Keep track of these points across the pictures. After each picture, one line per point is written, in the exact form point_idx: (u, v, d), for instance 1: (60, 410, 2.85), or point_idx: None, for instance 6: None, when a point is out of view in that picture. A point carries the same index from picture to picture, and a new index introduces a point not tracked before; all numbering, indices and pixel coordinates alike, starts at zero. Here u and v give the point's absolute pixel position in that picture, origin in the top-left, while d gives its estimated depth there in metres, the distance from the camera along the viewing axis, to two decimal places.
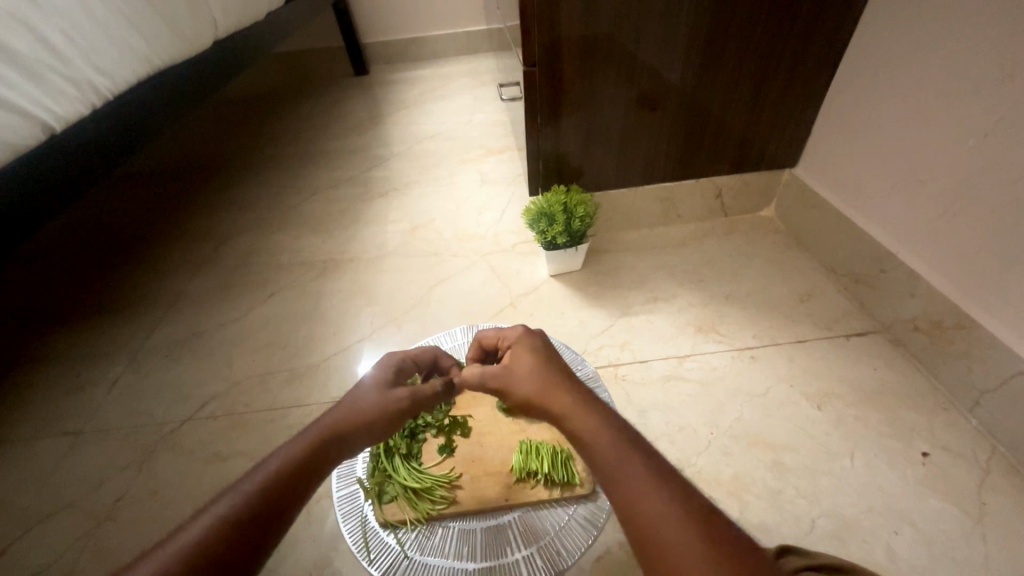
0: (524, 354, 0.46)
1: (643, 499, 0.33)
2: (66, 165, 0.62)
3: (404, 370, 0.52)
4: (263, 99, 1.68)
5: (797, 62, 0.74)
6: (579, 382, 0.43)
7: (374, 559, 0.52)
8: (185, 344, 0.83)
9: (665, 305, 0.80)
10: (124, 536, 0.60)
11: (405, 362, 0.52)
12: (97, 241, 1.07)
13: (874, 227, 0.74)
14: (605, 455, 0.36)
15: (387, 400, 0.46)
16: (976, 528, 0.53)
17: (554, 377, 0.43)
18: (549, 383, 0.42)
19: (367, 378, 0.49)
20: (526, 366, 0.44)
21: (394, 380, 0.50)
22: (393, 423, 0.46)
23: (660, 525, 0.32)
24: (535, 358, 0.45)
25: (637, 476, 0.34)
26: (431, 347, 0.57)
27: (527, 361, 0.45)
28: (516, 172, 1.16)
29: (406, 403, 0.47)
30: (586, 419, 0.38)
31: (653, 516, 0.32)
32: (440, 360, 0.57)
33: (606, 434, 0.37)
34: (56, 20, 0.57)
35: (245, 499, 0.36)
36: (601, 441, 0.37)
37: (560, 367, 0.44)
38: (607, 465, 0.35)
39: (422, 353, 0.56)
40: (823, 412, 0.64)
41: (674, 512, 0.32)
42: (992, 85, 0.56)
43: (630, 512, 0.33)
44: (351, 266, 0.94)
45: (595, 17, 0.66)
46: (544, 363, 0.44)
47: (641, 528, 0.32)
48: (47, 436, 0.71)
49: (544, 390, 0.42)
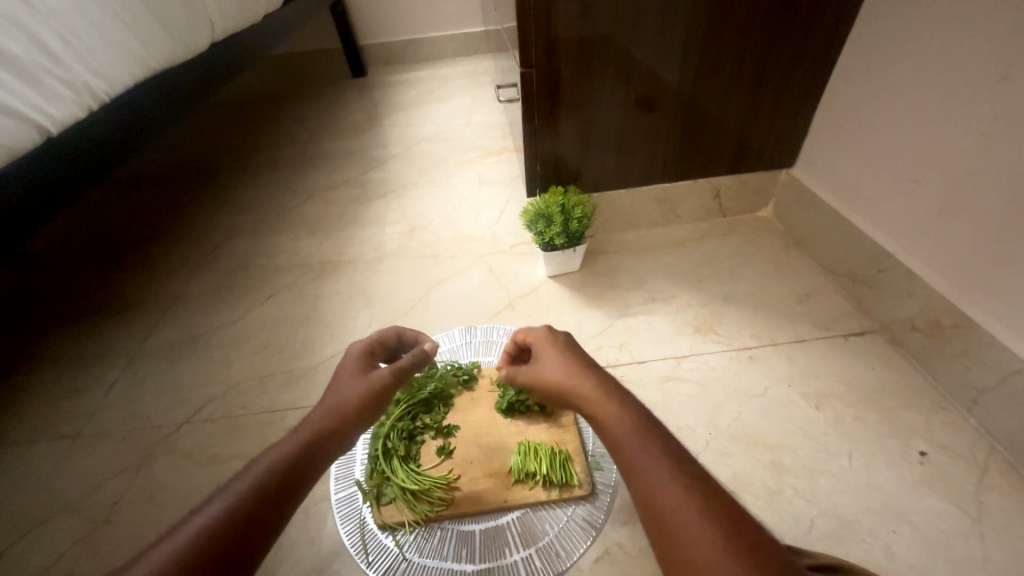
0: (550, 346, 0.48)
1: (658, 484, 0.34)
2: (62, 167, 0.62)
3: (371, 355, 0.54)
4: (262, 101, 1.68)
5: (793, 63, 0.74)
6: (601, 372, 0.44)
7: (372, 560, 0.53)
8: (183, 346, 0.83)
9: (664, 305, 0.80)
10: (121, 539, 0.60)
11: (369, 349, 0.54)
12: (95, 244, 1.07)
13: (871, 227, 0.74)
14: (623, 441, 0.37)
15: (367, 384, 0.49)
16: (975, 528, 0.53)
17: (578, 367, 0.44)
18: (573, 372, 0.43)
19: (340, 371, 0.51)
20: (552, 358, 0.46)
21: (365, 365, 0.52)
22: (377, 404, 0.49)
23: (673, 512, 0.32)
24: (562, 350, 0.46)
25: (653, 463, 0.35)
26: (392, 325, 0.59)
27: (553, 354, 0.46)
28: (514, 172, 1.16)
29: (387, 383, 0.50)
30: (606, 406, 0.39)
31: (666, 502, 0.33)
32: (404, 336, 0.59)
33: (626, 422, 0.38)
34: (52, 22, 0.57)
35: (239, 496, 0.37)
36: (621, 428, 0.38)
37: (583, 358, 0.45)
38: (624, 451, 0.36)
39: (385, 334, 0.57)
40: (821, 412, 0.64)
41: (687, 499, 0.32)
42: (988, 84, 0.56)
43: (645, 497, 0.34)
44: (349, 267, 0.94)
45: (593, 18, 0.66)
46: (569, 355, 0.46)
47: (654, 513, 0.33)
48: (43, 439, 0.71)
49: (567, 379, 0.43)
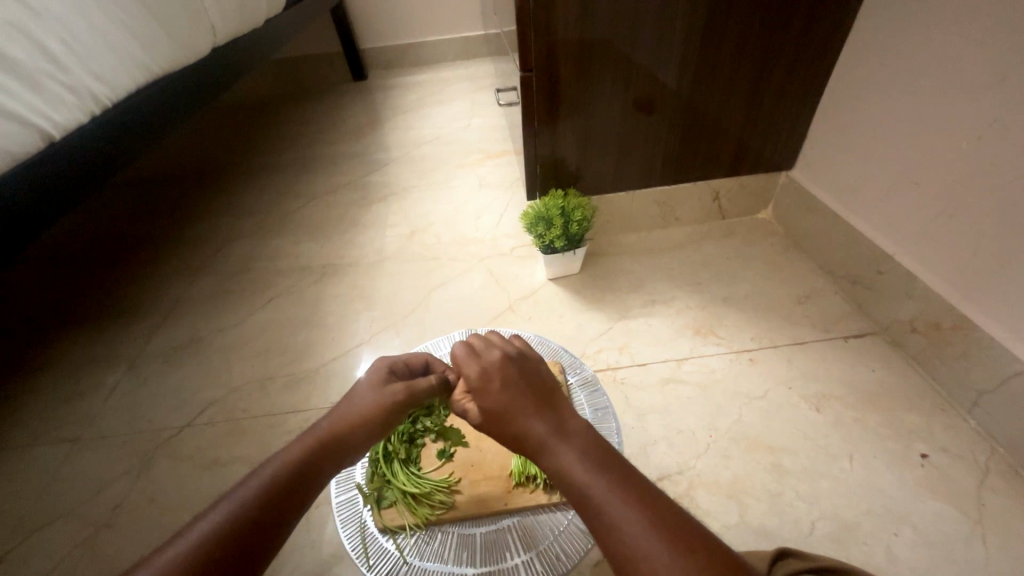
0: (492, 387, 0.44)
1: (618, 525, 0.34)
2: (65, 169, 0.62)
3: (393, 372, 0.52)
4: (263, 105, 1.69)
5: (791, 65, 0.74)
6: (554, 407, 0.43)
7: (373, 564, 0.52)
8: (184, 349, 0.83)
9: (664, 307, 0.80)
10: (120, 543, 0.60)
11: (399, 361, 0.53)
12: (96, 247, 1.08)
13: (871, 230, 0.74)
14: (582, 488, 0.36)
15: (383, 397, 0.47)
16: (977, 531, 0.53)
17: (525, 409, 0.42)
18: (522, 420, 0.41)
19: (362, 379, 0.50)
20: (499, 402, 0.43)
21: (385, 377, 0.50)
22: (388, 418, 0.47)
23: (639, 552, 0.32)
24: (507, 390, 0.43)
25: (616, 504, 0.34)
26: (422, 353, 0.57)
27: (497, 397, 0.43)
28: (514, 174, 1.17)
29: (400, 396, 0.48)
30: (557, 451, 0.39)
31: (630, 543, 0.33)
32: (432, 364, 0.56)
33: (583, 464, 0.37)
34: (57, 29, 0.57)
35: (246, 501, 0.37)
36: (578, 473, 0.37)
37: (529, 394, 0.43)
38: (580, 494, 0.36)
39: (413, 358, 0.55)
40: (823, 413, 0.64)
41: (648, 533, 0.32)
42: (985, 88, 0.56)
43: (609, 541, 0.34)
44: (350, 270, 0.94)
45: (590, 23, 0.67)
46: (514, 395, 0.43)
47: (619, 556, 0.33)
48: (40, 444, 0.71)
49: (520, 426, 0.41)
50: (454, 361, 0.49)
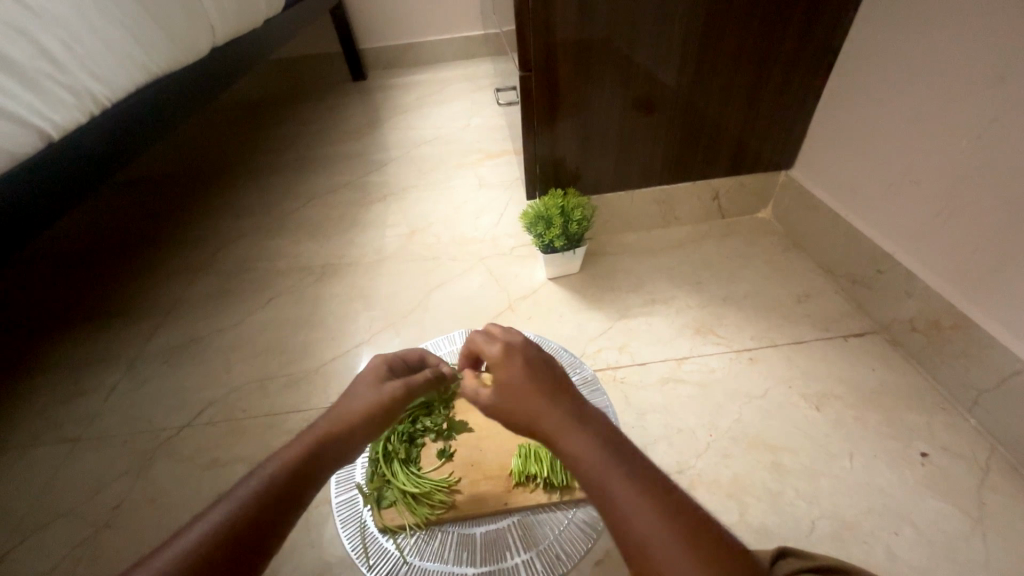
0: (513, 365, 0.42)
1: (634, 517, 0.33)
2: (64, 169, 0.62)
3: (390, 370, 0.52)
4: (262, 105, 1.69)
5: (791, 64, 0.74)
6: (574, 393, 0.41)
7: (373, 564, 0.52)
8: (184, 349, 0.83)
9: (664, 306, 0.80)
10: (120, 543, 0.60)
11: (397, 359, 0.53)
12: (95, 247, 1.07)
13: (870, 229, 0.74)
14: (599, 476, 0.35)
15: (381, 395, 0.47)
16: (978, 530, 0.53)
17: (545, 391, 0.40)
18: (540, 401, 0.39)
19: (360, 377, 0.50)
20: (517, 381, 0.41)
21: (383, 375, 0.50)
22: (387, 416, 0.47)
23: (655, 546, 0.32)
24: (528, 371, 0.41)
25: (632, 494, 0.33)
26: (418, 347, 0.57)
27: (517, 374, 0.41)
28: (513, 174, 1.17)
29: (398, 393, 0.48)
30: (573, 436, 0.37)
31: (645, 536, 0.32)
32: (427, 359, 0.57)
33: (600, 452, 0.36)
34: (55, 29, 0.57)
35: (244, 501, 0.37)
36: (595, 459, 0.36)
37: (549, 378, 0.41)
38: (595, 482, 0.35)
39: (408, 352, 0.55)
40: (822, 412, 0.64)
41: (665, 527, 0.32)
42: (984, 87, 0.56)
43: (622, 531, 0.33)
44: (349, 270, 0.94)
45: (589, 22, 0.67)
46: (533, 376, 0.41)
47: (633, 548, 0.32)
48: (40, 444, 0.71)
49: (536, 407, 0.39)
50: (472, 339, 0.48)
